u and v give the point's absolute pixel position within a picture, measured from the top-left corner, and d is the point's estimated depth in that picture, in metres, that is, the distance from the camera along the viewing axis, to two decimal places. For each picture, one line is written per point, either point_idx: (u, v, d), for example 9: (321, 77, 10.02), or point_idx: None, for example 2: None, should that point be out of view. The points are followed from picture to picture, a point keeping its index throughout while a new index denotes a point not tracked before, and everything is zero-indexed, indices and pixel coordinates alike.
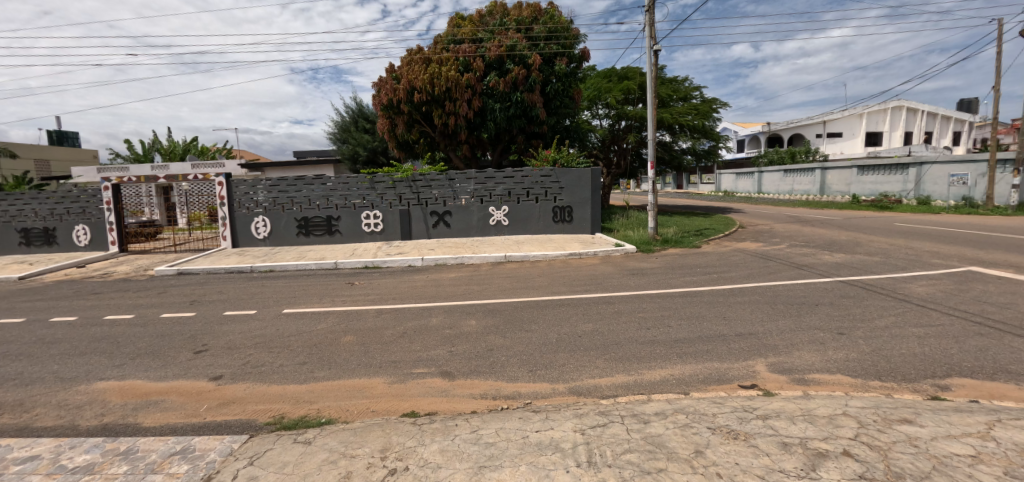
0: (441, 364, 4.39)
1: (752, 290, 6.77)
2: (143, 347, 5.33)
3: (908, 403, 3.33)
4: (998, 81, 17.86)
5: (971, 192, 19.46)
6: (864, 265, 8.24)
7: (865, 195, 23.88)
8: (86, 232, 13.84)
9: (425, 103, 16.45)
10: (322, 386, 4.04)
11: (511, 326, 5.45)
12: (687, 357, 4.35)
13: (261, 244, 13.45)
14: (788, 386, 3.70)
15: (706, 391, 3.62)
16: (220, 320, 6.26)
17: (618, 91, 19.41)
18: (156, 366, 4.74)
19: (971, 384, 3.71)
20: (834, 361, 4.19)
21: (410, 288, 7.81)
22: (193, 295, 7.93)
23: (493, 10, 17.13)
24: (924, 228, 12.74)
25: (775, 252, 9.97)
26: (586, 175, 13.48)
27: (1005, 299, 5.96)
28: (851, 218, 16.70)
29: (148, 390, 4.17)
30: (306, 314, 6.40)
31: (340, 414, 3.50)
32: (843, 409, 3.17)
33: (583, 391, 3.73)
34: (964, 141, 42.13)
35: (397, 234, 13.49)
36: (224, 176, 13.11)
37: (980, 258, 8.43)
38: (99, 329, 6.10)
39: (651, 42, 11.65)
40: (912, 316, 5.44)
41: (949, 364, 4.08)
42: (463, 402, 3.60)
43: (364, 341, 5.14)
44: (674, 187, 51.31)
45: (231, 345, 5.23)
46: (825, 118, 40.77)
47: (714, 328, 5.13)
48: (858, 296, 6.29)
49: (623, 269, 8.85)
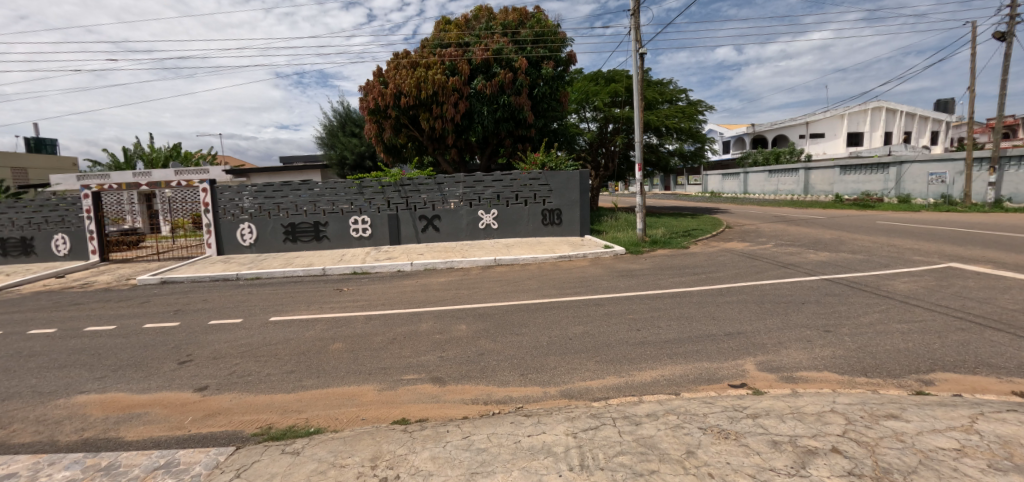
0: (431, 370, 4.36)
1: (740, 290, 6.83)
2: (125, 358, 5.20)
3: (894, 398, 3.38)
4: (973, 81, 18.30)
5: (949, 190, 19.86)
6: (848, 263, 8.37)
7: (848, 194, 24.35)
8: (65, 241, 13.50)
9: (413, 107, 16.43)
10: (311, 394, 3.98)
11: (501, 330, 5.43)
12: (677, 358, 4.37)
13: (246, 251, 13.24)
14: (777, 385, 3.72)
15: (697, 391, 3.63)
16: (205, 330, 6.12)
17: (605, 94, 19.55)
18: (138, 377, 4.63)
19: (954, 379, 3.78)
20: (821, 359, 4.25)
21: (400, 293, 7.75)
22: (177, 304, 7.76)
23: (479, 14, 17.11)
24: (906, 226, 12.92)
25: (762, 251, 10.09)
26: (575, 177, 13.56)
27: (985, 295, 6.08)
28: (836, 216, 16.91)
29: (130, 402, 4.08)
30: (293, 321, 6.29)
31: (329, 422, 3.45)
32: (831, 406, 3.21)
33: (575, 393, 3.73)
34: (942, 140, 43.14)
35: (386, 239, 13.39)
36: (208, 183, 12.93)
37: (959, 255, 8.63)
38: (78, 341, 5.92)
39: (636, 46, 11.78)
40: (896, 312, 5.54)
41: (932, 360, 4.16)
42: (454, 408, 3.57)
43: (353, 348, 5.08)
44: (662, 188, 51.88)
45: (216, 355, 5.13)
46: (807, 119, 41.52)
47: (703, 328, 5.16)
48: (842, 294, 6.37)
49: (612, 271, 8.88)
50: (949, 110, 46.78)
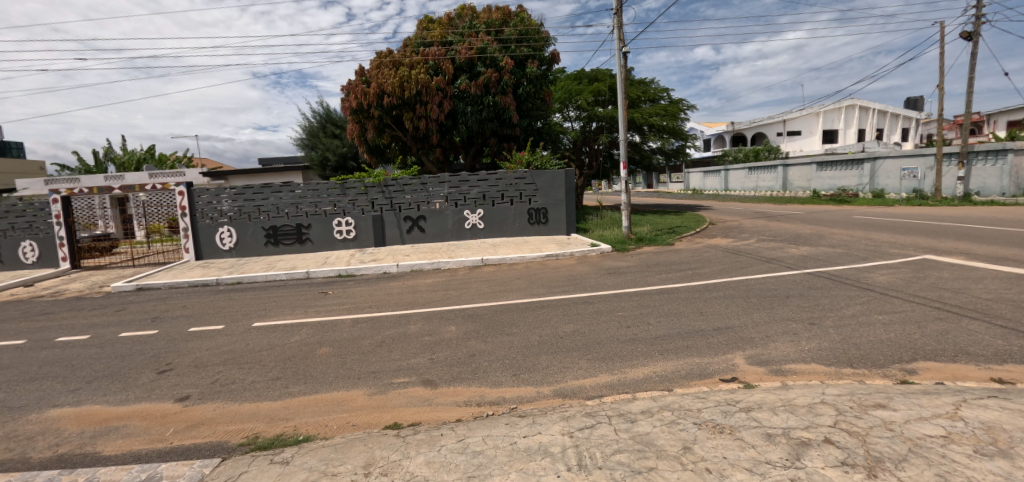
0: (422, 372, 4.29)
1: (727, 285, 6.91)
2: (99, 369, 4.99)
3: (881, 388, 3.45)
4: (942, 79, 18.91)
5: (921, 185, 20.50)
6: (829, 257, 8.55)
7: (825, 190, 24.98)
8: (33, 248, 12.97)
9: (396, 107, 16.24)
10: (298, 401, 3.87)
11: (491, 330, 5.38)
12: (668, 354, 4.39)
13: (226, 255, 12.92)
14: (767, 378, 3.77)
15: (689, 387, 3.64)
16: (184, 337, 5.92)
17: (589, 93, 19.61)
18: (115, 389, 4.45)
19: (935, 367, 3.88)
20: (808, 351, 4.32)
21: (387, 295, 7.63)
22: (155, 311, 7.52)
23: (462, 13, 17.02)
24: (881, 221, 13.29)
25: (745, 247, 10.24)
26: (560, 176, 13.58)
27: (959, 285, 6.28)
28: (815, 211, 17.28)
29: (108, 415, 3.92)
30: (277, 327, 6.13)
31: (319, 430, 3.37)
32: (821, 398, 3.25)
33: (568, 392, 3.71)
34: (912, 137, 44.53)
35: (370, 241, 13.21)
36: (185, 185, 12.58)
37: (933, 247, 8.90)
38: (49, 352, 5.67)
39: (620, 45, 11.85)
40: (876, 303, 5.68)
41: (914, 349, 4.27)
42: (447, 411, 3.51)
43: (341, 352, 4.97)
44: (644, 186, 52.48)
45: (198, 363, 4.97)
46: (784, 117, 42.50)
47: (692, 324, 5.20)
48: (824, 287, 6.50)
49: (600, 269, 8.91)
50: (918, 107, 48.33)
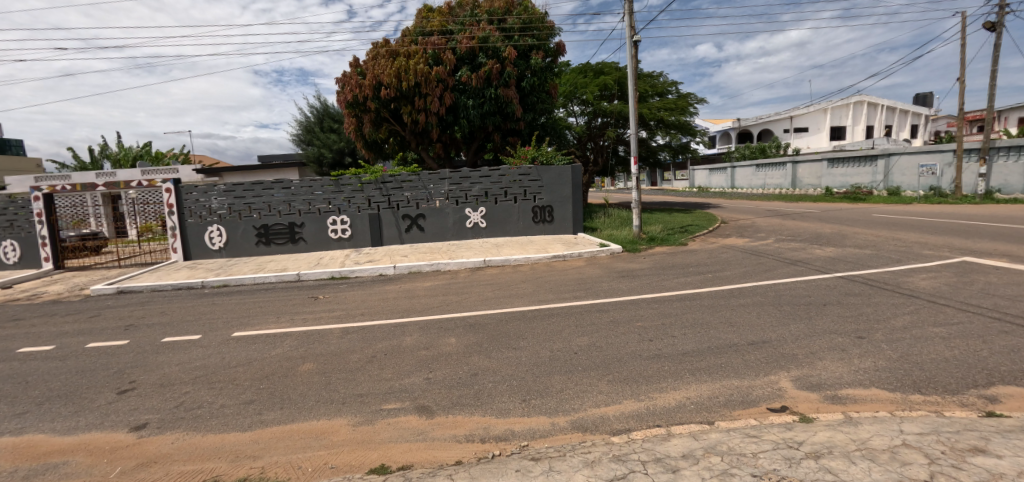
0: (417, 396, 3.71)
1: (753, 291, 6.29)
2: (55, 388, 4.43)
3: (969, 424, 2.85)
4: (963, 73, 18.18)
5: (939, 182, 19.71)
6: (859, 259, 7.91)
7: (837, 187, 24.32)
8: (16, 248, 12.44)
9: (394, 99, 15.64)
10: (270, 433, 3.29)
11: (496, 343, 4.79)
12: (701, 375, 3.79)
13: (216, 256, 12.36)
14: (825, 408, 3.17)
15: (734, 419, 3.05)
16: (156, 349, 5.35)
17: (595, 86, 18.97)
18: (66, 413, 3.87)
19: (1021, 395, 3.28)
20: (864, 372, 3.73)
21: (381, 301, 7.04)
22: (131, 318, 6.93)
23: (463, 2, 16.41)
24: (905, 219, 12.62)
25: (765, 247, 9.62)
26: (566, 172, 12.97)
27: (1014, 291, 5.66)
28: (830, 210, 16.60)
29: (48, 448, 3.34)
30: (259, 337, 5.55)
31: (290, 473, 2.79)
32: (901, 439, 2.67)
33: (589, 425, 3.12)
34: (922, 133, 43.70)
35: (367, 240, 12.65)
36: (173, 183, 12.02)
37: (970, 248, 8.26)
38: (7, 366, 5.11)
39: (631, 33, 11.22)
40: (927, 313, 5.06)
41: (989, 371, 3.66)
42: (445, 449, 2.93)
43: (326, 370, 4.40)
44: (650, 184, 52.18)
45: (165, 381, 4.40)
46: (791, 114, 41.93)
47: (722, 337, 4.60)
48: (863, 294, 5.89)
49: (611, 271, 8.30)
50: (927, 104, 47.55)
